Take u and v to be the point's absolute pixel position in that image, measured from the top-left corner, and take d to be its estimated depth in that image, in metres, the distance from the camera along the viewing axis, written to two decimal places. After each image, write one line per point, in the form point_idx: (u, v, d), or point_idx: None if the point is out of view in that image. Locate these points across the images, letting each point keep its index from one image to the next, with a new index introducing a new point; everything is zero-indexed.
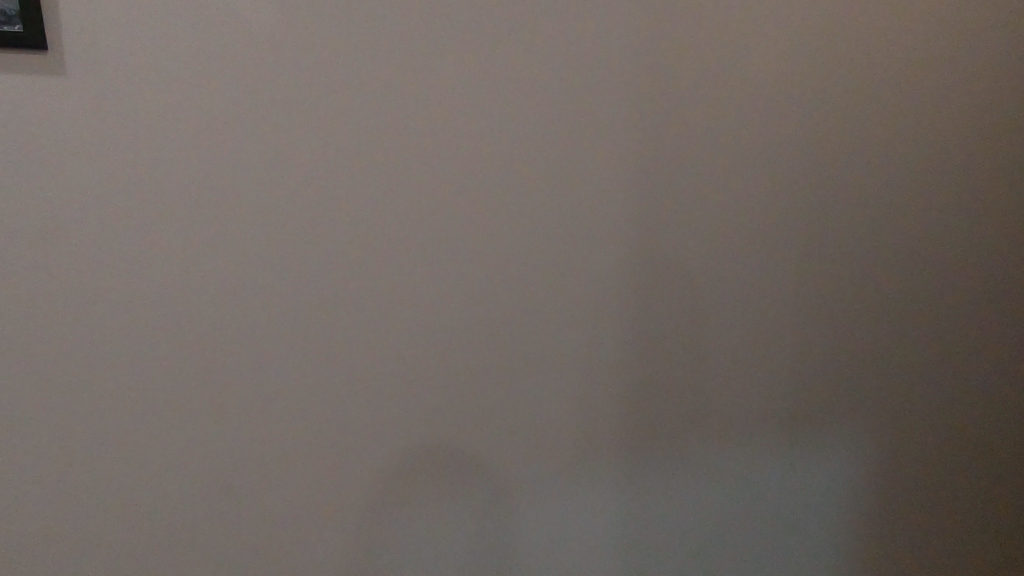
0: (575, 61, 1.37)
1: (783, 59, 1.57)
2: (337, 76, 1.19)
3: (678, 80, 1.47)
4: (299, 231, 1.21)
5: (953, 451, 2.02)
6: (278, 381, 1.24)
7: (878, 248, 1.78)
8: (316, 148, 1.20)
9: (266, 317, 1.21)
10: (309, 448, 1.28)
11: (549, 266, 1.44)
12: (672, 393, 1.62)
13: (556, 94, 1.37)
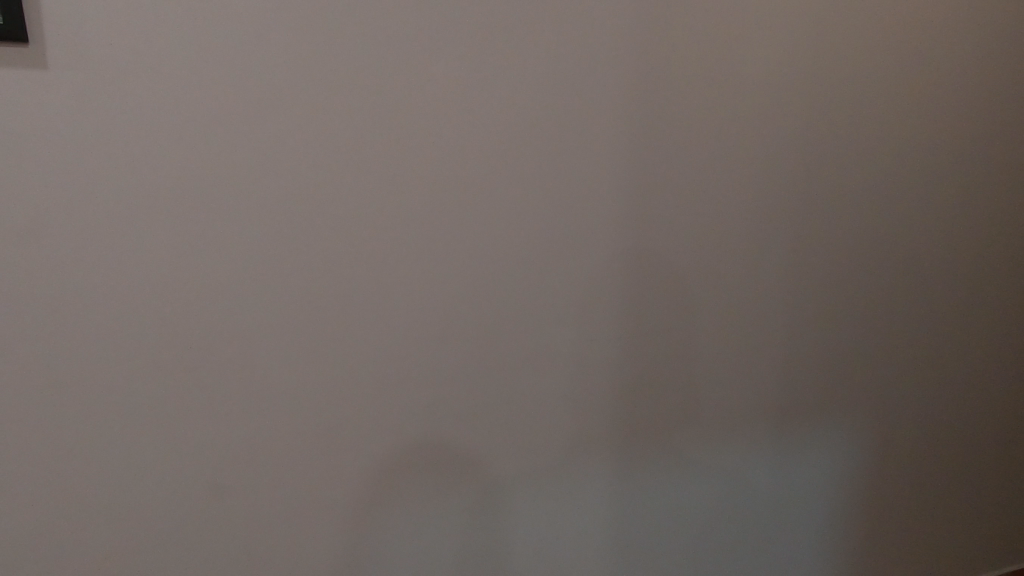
0: (615, 52, 1.23)
1: (837, 49, 1.43)
2: (355, 69, 1.06)
3: (726, 72, 1.33)
4: (316, 237, 1.08)
5: (1002, 456, 1.90)
6: (294, 403, 1.12)
7: (933, 249, 1.65)
8: (333, 148, 1.07)
9: (282, 333, 1.09)
10: (330, 473, 1.17)
11: (589, 286, 1.31)
12: (716, 417, 1.49)
13: (603, 96, 1.24)
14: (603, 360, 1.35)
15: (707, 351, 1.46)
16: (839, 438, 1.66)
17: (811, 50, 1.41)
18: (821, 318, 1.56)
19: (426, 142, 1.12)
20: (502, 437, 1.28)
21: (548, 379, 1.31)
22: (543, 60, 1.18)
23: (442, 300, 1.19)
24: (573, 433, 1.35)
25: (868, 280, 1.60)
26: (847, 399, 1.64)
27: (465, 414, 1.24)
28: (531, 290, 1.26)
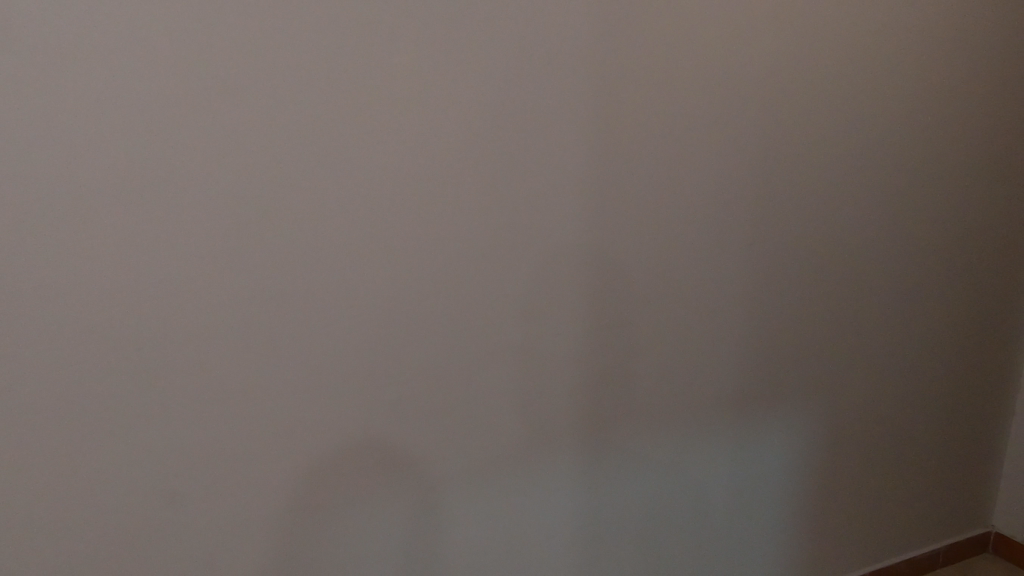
0: (584, 20, 1.16)
1: (815, 28, 1.38)
2: (301, 26, 0.98)
3: (702, 45, 1.27)
4: (256, 200, 0.99)
5: (955, 439, 1.91)
6: (230, 382, 1.04)
7: (904, 234, 1.62)
8: (275, 109, 0.98)
9: (217, 304, 1.00)
10: (273, 452, 1.09)
11: (566, 275, 1.24)
12: (685, 401, 1.44)
13: (573, 66, 1.17)
14: (578, 354, 1.29)
15: (687, 345, 1.40)
16: (810, 434, 1.64)
17: (796, 31, 1.36)
18: (801, 311, 1.52)
19: (389, 121, 1.06)
20: (470, 434, 1.24)
21: (519, 374, 1.25)
22: (513, 34, 1.11)
23: (407, 292, 1.12)
24: (545, 429, 1.30)
25: (849, 273, 1.56)
26: (822, 394, 1.62)
27: (430, 411, 1.19)
28: (503, 280, 1.19)
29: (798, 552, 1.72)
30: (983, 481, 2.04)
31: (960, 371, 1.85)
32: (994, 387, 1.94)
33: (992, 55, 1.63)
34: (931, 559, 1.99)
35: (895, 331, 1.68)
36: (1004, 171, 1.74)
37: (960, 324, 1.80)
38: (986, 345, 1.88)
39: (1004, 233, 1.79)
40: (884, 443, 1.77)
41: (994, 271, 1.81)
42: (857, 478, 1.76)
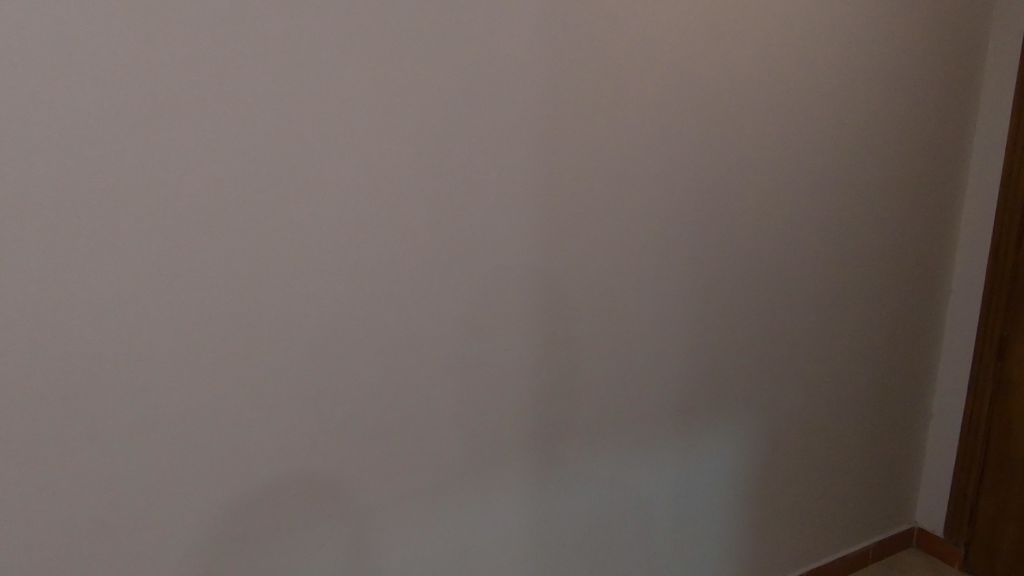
0: (534, 54, 1.22)
1: (750, 65, 1.48)
2: (254, 56, 0.98)
3: (645, 78, 1.34)
4: (203, 223, 0.98)
5: (879, 443, 2.05)
6: (174, 408, 1.01)
7: (830, 254, 1.75)
8: (226, 135, 0.98)
9: (162, 328, 0.98)
10: (217, 479, 1.06)
11: (516, 291, 1.28)
12: (631, 414, 1.50)
13: (524, 97, 1.22)
14: (528, 368, 1.33)
15: (632, 362, 1.47)
16: (749, 443, 1.73)
17: (731, 67, 1.45)
18: (738, 323, 1.61)
19: (340, 140, 1.07)
20: (424, 448, 1.25)
21: (472, 388, 1.28)
22: (462, 56, 1.15)
23: (358, 309, 1.13)
24: (497, 441, 1.33)
25: (782, 286, 1.67)
26: (761, 401, 1.71)
27: (383, 427, 1.20)
28: (454, 296, 1.22)
29: (739, 555, 1.80)
30: (905, 481, 2.19)
31: (884, 376, 1.99)
32: (914, 391, 2.10)
33: (908, 85, 1.78)
34: (862, 555, 2.12)
35: (825, 340, 1.80)
36: (918, 197, 1.90)
37: (883, 333, 1.94)
38: (905, 355, 2.03)
39: (918, 248, 1.95)
40: (817, 446, 1.88)
41: (911, 283, 1.97)
42: (794, 480, 1.86)
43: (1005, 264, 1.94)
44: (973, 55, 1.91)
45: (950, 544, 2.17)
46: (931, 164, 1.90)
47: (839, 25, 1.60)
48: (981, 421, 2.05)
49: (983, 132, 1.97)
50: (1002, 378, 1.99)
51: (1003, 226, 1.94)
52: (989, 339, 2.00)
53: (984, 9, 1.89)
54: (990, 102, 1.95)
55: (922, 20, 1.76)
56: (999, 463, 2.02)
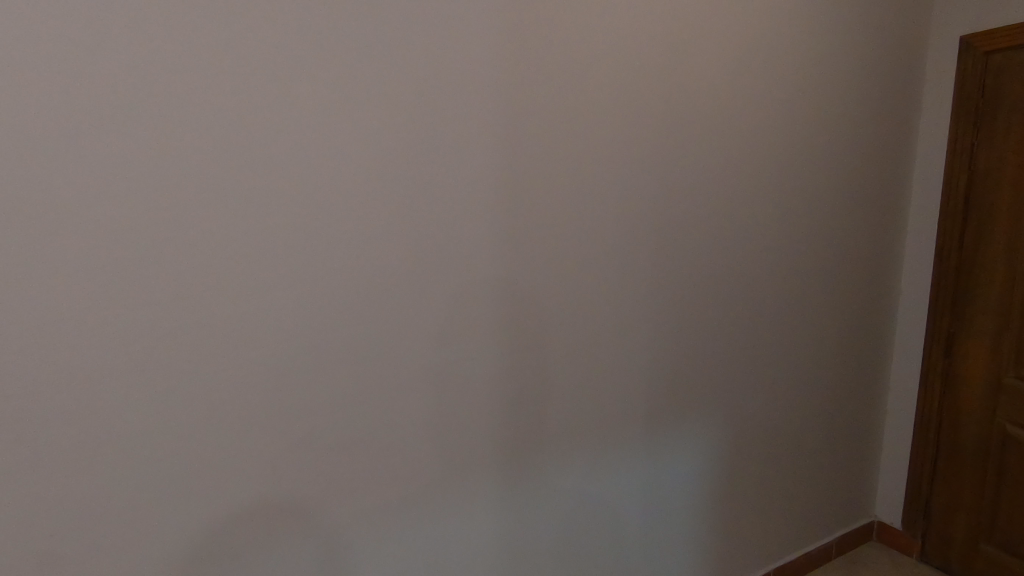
0: (493, 65, 1.23)
1: (704, 76, 1.52)
2: (208, 69, 0.97)
3: (603, 88, 1.37)
4: (157, 236, 0.97)
5: (839, 440, 2.11)
6: (129, 425, 0.99)
7: (788, 257, 1.80)
8: (180, 148, 0.97)
9: (115, 344, 0.96)
10: (175, 495, 1.05)
11: (480, 299, 1.29)
12: (599, 418, 1.51)
13: (483, 107, 1.23)
14: (493, 377, 1.33)
15: (598, 367, 1.48)
16: (715, 443, 1.76)
17: (685, 77, 1.49)
18: (702, 327, 1.64)
19: (298, 150, 1.06)
20: (388, 460, 1.24)
21: (436, 397, 1.27)
22: (421, 66, 1.15)
23: (318, 321, 1.12)
24: (464, 450, 1.33)
25: (743, 290, 1.71)
26: (725, 402, 1.75)
27: (347, 440, 1.19)
28: (416, 304, 1.22)
29: (709, 554, 1.82)
30: (864, 475, 2.26)
31: (841, 375, 2.06)
32: (869, 388, 2.18)
33: (854, 95, 1.86)
34: (826, 550, 2.17)
35: (786, 341, 1.85)
36: (867, 201, 1.98)
37: (839, 333, 2.01)
38: (860, 354, 2.10)
39: (869, 250, 2.03)
40: (780, 445, 1.92)
41: (863, 284, 2.05)
42: (759, 479, 1.90)
43: (949, 265, 2.04)
44: (913, 66, 2.01)
45: (907, 536, 2.24)
46: (878, 170, 1.99)
47: (789, 37, 1.66)
48: (932, 415, 2.14)
49: (925, 139, 2.08)
50: (949, 374, 2.08)
51: (946, 228, 2.03)
52: (936, 336, 2.09)
53: (921, 23, 2.00)
54: (930, 111, 2.05)
55: (865, 34, 1.84)
56: (950, 455, 2.10)
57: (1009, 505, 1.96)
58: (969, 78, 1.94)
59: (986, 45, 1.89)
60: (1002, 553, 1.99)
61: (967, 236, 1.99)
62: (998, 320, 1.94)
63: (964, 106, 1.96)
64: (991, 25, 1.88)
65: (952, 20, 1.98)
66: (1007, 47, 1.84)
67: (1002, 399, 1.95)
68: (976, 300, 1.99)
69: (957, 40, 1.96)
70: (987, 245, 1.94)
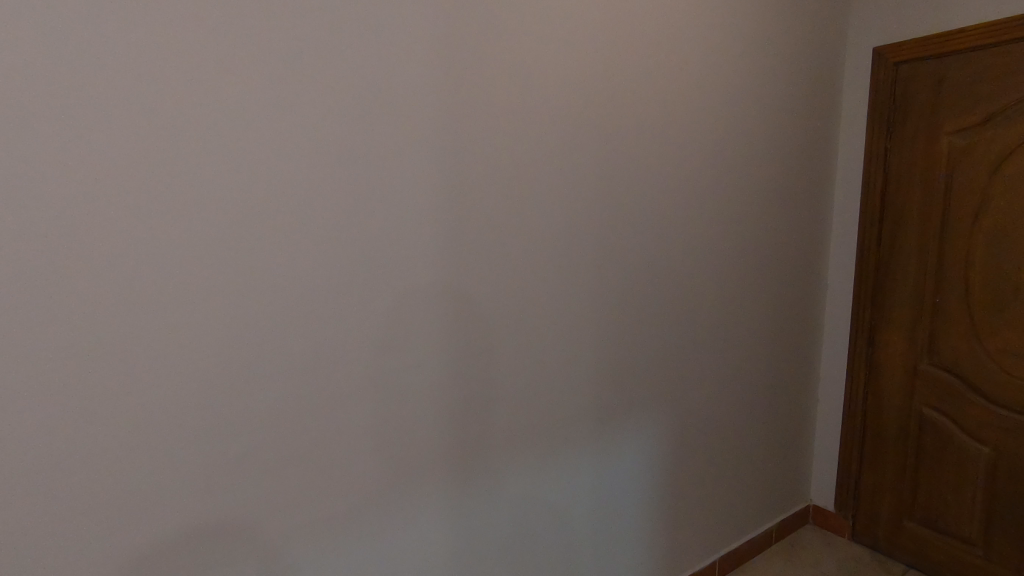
0: (432, 68, 1.22)
1: (640, 82, 1.56)
2: (130, 72, 0.92)
3: (543, 94, 1.38)
4: (76, 250, 0.91)
5: (775, 429, 2.22)
6: (49, 453, 0.93)
7: (724, 256, 1.87)
8: (100, 156, 0.91)
9: (30, 365, 0.90)
10: (103, 523, 0.98)
11: (424, 307, 1.27)
12: (548, 419, 1.52)
13: (423, 112, 1.21)
14: (439, 385, 1.32)
15: (545, 368, 1.49)
16: (661, 438, 1.80)
17: (623, 83, 1.53)
18: (644, 326, 1.69)
19: (225, 157, 1.01)
20: (333, 475, 1.21)
21: (381, 407, 1.25)
22: (358, 69, 1.13)
23: (253, 335, 1.08)
24: (411, 461, 1.31)
25: (682, 289, 1.76)
26: (669, 398, 1.80)
27: (287, 458, 1.15)
28: (358, 313, 1.19)
29: (658, 545, 1.87)
30: (800, 462, 2.38)
31: (775, 368, 2.16)
32: (801, 380, 2.29)
33: (780, 102, 1.95)
34: (767, 535, 2.27)
35: (723, 337, 1.92)
36: (796, 202, 2.09)
37: (773, 328, 2.11)
38: (792, 347, 2.22)
39: (798, 249, 2.14)
40: (721, 437, 2.00)
41: (794, 281, 2.15)
42: (702, 471, 1.96)
43: (869, 260, 2.17)
44: (832, 76, 2.13)
45: (840, 518, 2.37)
46: (804, 173, 2.10)
47: (719, 45, 1.73)
48: (858, 404, 2.27)
49: (845, 143, 2.21)
50: (872, 363, 2.22)
51: (865, 227, 2.17)
52: (860, 328, 2.23)
53: (839, 35, 2.13)
54: (849, 117, 2.19)
55: (789, 44, 1.95)
56: (875, 440, 2.24)
57: (928, 483, 2.11)
58: (882, 86, 2.07)
59: (896, 55, 2.02)
60: (923, 529, 2.14)
61: (884, 234, 2.13)
62: (914, 313, 2.08)
63: (878, 113, 2.09)
64: (899, 37, 2.03)
65: (866, 31, 2.11)
66: (913, 58, 1.99)
67: (918, 385, 2.10)
68: (893, 294, 2.13)
69: (870, 50, 2.10)
70: (901, 242, 2.08)
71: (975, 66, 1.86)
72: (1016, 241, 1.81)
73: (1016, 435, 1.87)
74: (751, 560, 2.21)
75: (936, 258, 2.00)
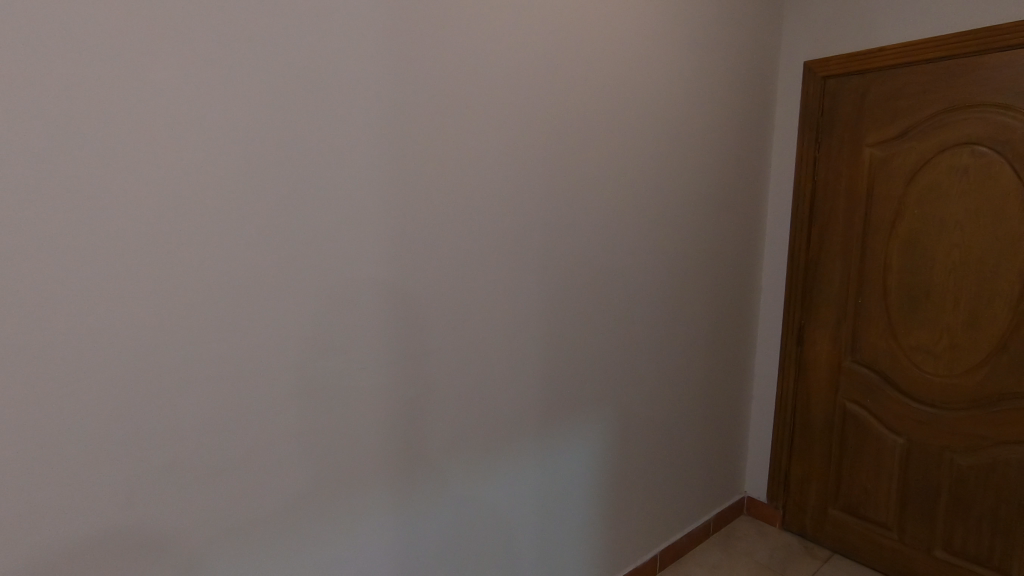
0: (377, 63, 1.19)
1: (585, 85, 1.59)
2: (49, 59, 0.86)
3: (490, 93, 1.38)
4: None
5: (713, 425, 2.31)
6: None
7: (664, 256, 1.93)
8: (14, 148, 0.84)
9: None
10: (17, 543, 0.91)
11: (365, 308, 1.25)
12: (493, 418, 1.53)
13: (367, 107, 1.19)
14: (381, 386, 1.30)
15: (490, 368, 1.50)
16: (604, 434, 1.85)
17: (568, 86, 1.55)
18: (588, 326, 1.72)
19: (150, 147, 0.95)
20: (268, 482, 1.16)
21: (321, 409, 1.21)
22: (299, 61, 1.09)
23: (181, 336, 1.02)
24: (353, 464, 1.28)
25: (623, 288, 1.81)
26: (611, 395, 1.84)
27: (218, 466, 1.09)
28: (297, 312, 1.15)
29: (601, 538, 1.92)
30: (735, 455, 2.48)
31: (712, 365, 2.25)
32: (736, 377, 2.39)
33: (717, 110, 2.03)
34: (705, 527, 2.36)
35: (663, 337, 1.99)
36: (733, 207, 2.18)
37: (710, 327, 2.20)
38: (728, 345, 2.31)
39: (733, 252, 2.24)
40: (661, 433, 2.06)
41: (730, 283, 2.25)
42: (644, 465, 2.02)
43: (799, 263, 2.29)
44: (766, 87, 2.24)
45: (771, 507, 2.49)
46: (739, 179, 2.19)
47: (659, 52, 1.78)
48: (788, 399, 2.39)
49: (778, 152, 2.32)
50: (801, 361, 2.34)
51: (795, 231, 2.28)
52: (790, 327, 2.35)
53: (772, 48, 2.23)
54: (781, 127, 2.30)
55: (727, 56, 2.03)
56: (803, 433, 2.37)
57: (850, 473, 2.25)
58: (812, 99, 2.19)
59: (823, 70, 2.14)
60: (846, 515, 2.28)
61: (812, 238, 2.25)
62: (838, 313, 2.21)
63: (807, 123, 2.21)
64: (826, 53, 2.15)
65: (797, 46, 2.23)
66: (839, 73, 2.11)
67: (842, 381, 2.23)
68: (820, 295, 2.25)
69: (801, 64, 2.21)
70: (828, 247, 2.21)
71: (894, 83, 1.99)
72: (929, 247, 1.95)
73: (927, 426, 2.02)
74: (690, 551, 2.29)
75: (859, 261, 2.13)
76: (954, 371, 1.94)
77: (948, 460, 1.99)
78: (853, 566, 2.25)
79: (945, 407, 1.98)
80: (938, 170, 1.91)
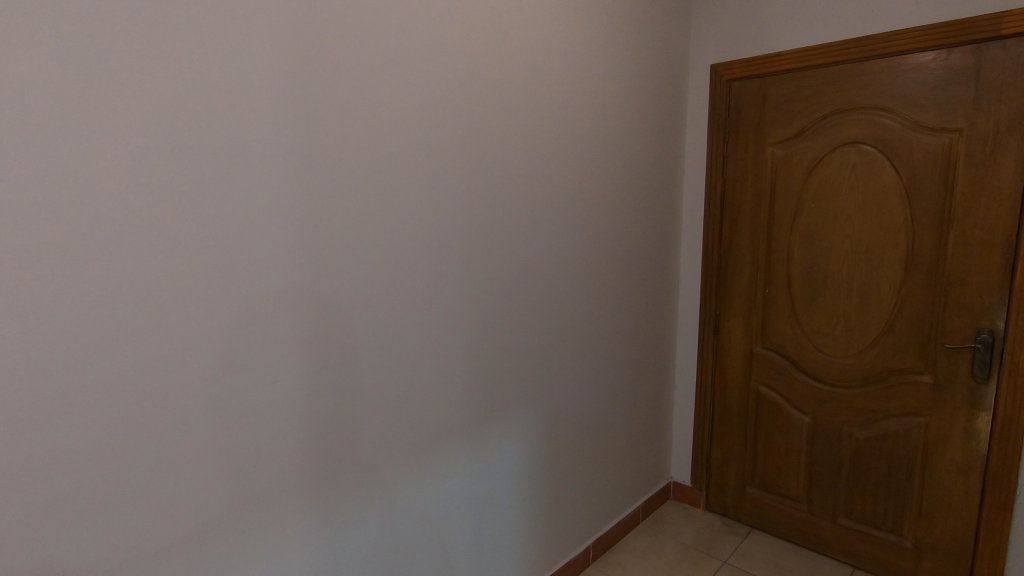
0: (284, 56, 1.12)
1: (502, 85, 1.59)
2: None
3: (407, 91, 1.35)
4: None
5: (639, 415, 2.39)
6: None
7: (585, 251, 1.97)
8: None
9: None
10: None
11: (281, 317, 1.17)
12: (421, 422, 1.50)
13: (274, 103, 1.11)
14: (302, 397, 1.23)
15: (416, 369, 1.47)
16: (533, 429, 1.86)
17: (485, 86, 1.54)
18: (513, 323, 1.73)
19: (19, 149, 0.84)
20: (178, 512, 1.06)
21: (238, 427, 1.13)
22: (196, 54, 1.00)
23: (62, 360, 0.91)
24: (275, 481, 1.21)
25: (547, 283, 1.83)
26: (539, 389, 1.86)
27: (122, 498, 0.99)
28: (205, 325, 1.06)
29: (536, 532, 1.94)
30: (660, 443, 2.58)
31: (636, 357, 2.32)
32: (659, 368, 2.49)
33: (631, 112, 2.09)
34: (634, 515, 2.44)
35: (586, 331, 2.03)
36: (649, 205, 2.26)
37: (633, 321, 2.27)
38: (651, 338, 2.40)
39: (652, 247, 2.32)
40: (588, 425, 2.11)
41: (650, 277, 2.33)
42: (574, 457, 2.06)
43: (713, 257, 2.40)
44: (677, 88, 2.33)
45: (695, 490, 2.61)
46: (655, 177, 2.27)
47: (574, 53, 1.82)
48: (707, 386, 2.51)
49: (690, 151, 2.42)
50: (717, 349, 2.46)
51: (709, 225, 2.40)
52: (706, 317, 2.46)
53: (681, 51, 2.33)
54: (693, 127, 2.41)
55: (639, 59, 2.10)
56: (721, 419, 2.50)
57: (764, 452, 2.40)
58: (719, 101, 2.30)
59: (728, 73, 2.26)
60: (762, 493, 2.43)
61: (723, 232, 2.37)
62: (749, 302, 2.34)
63: (715, 123, 2.32)
64: (730, 56, 2.27)
65: (704, 50, 2.34)
66: (742, 76, 2.23)
67: (754, 367, 2.37)
68: (732, 286, 2.38)
69: (708, 67, 2.32)
70: (737, 241, 2.34)
71: (790, 86, 2.13)
72: (825, 238, 2.11)
73: (829, 404, 2.19)
74: (622, 540, 2.36)
75: (765, 253, 2.27)
76: (850, 353, 2.11)
77: (848, 434, 2.16)
78: (769, 538, 2.40)
79: (843, 386, 2.15)
80: (830, 167, 2.07)
